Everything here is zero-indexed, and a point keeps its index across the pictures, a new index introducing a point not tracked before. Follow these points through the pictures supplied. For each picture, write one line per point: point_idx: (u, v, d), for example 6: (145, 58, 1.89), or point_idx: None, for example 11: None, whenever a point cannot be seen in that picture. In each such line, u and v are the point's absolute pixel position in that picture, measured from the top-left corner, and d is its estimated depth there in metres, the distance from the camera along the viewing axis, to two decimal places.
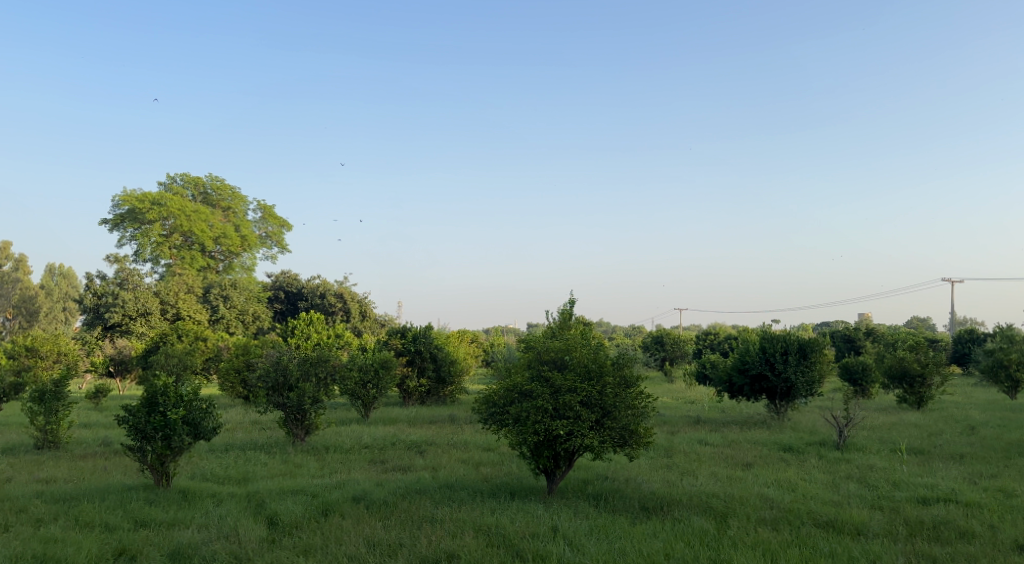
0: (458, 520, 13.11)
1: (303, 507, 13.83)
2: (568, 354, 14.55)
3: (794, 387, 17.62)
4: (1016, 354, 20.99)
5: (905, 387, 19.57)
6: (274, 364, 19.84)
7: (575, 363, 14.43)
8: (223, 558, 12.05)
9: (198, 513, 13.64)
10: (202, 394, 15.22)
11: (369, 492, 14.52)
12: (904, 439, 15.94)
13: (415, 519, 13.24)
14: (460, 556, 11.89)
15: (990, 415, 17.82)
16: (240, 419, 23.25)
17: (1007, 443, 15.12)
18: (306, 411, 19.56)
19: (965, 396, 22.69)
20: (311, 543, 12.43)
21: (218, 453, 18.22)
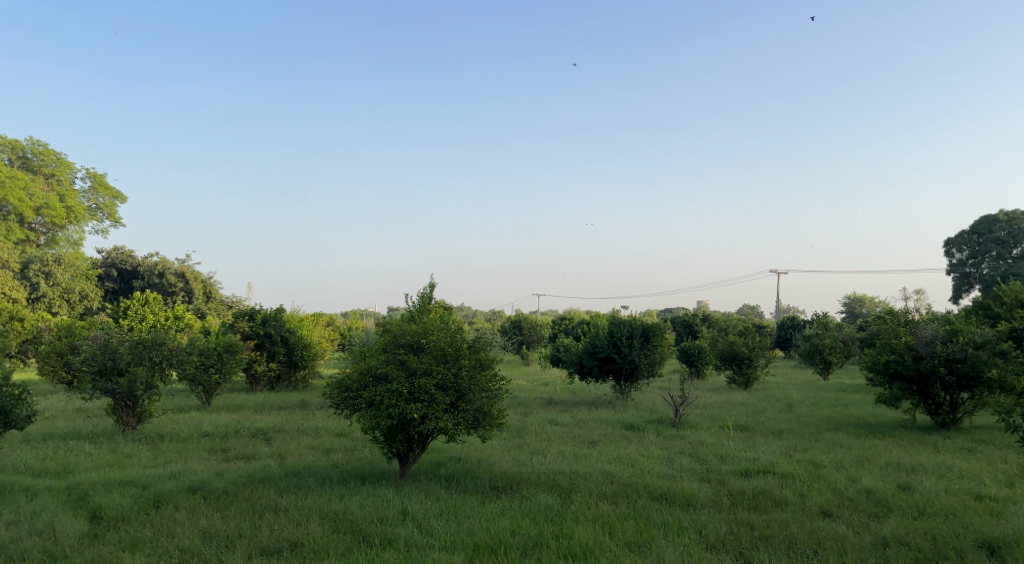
0: (304, 508, 13.31)
1: (132, 499, 13.57)
2: (424, 338, 14.99)
3: (638, 368, 18.86)
4: (829, 339, 23.23)
5: (735, 368, 21.29)
6: (101, 347, 18.87)
7: (432, 347, 14.88)
8: (36, 557, 11.82)
9: (8, 510, 13.13)
10: (12, 381, 14.46)
11: (207, 482, 14.42)
12: (731, 417, 17.44)
13: (256, 508, 13.32)
14: (304, 544, 12.14)
15: (806, 394, 19.71)
16: (61, 407, 22.19)
17: (818, 420, 16.85)
18: (137, 397, 19.01)
19: (786, 377, 24.83)
20: (139, 537, 12.33)
21: (34, 444, 17.38)
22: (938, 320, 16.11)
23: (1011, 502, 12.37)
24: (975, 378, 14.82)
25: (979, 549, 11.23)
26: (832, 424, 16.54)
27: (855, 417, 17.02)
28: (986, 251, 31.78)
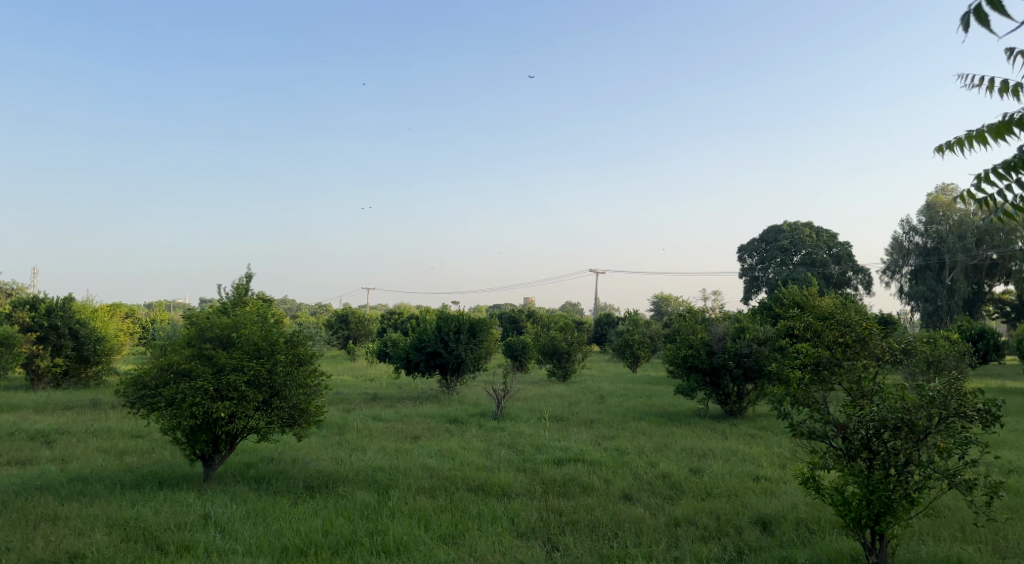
0: (90, 516, 12.48)
1: None
2: (235, 332, 14.37)
3: (463, 363, 19.22)
4: (639, 334, 24.72)
5: (554, 362, 22.20)
6: None
7: (243, 341, 14.29)
8: None
9: None
10: None
11: None
12: (548, 408, 18.24)
13: (32, 519, 12.36)
14: (86, 555, 11.33)
15: (618, 386, 20.96)
16: None
17: (626, 410, 17.98)
18: None
19: (600, 370, 26.20)
20: None
21: None
22: (730, 319, 17.58)
23: (783, 482, 13.43)
24: (758, 369, 16.28)
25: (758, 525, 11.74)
26: (638, 413, 17.70)
27: (659, 407, 18.32)
28: (773, 257, 35.04)
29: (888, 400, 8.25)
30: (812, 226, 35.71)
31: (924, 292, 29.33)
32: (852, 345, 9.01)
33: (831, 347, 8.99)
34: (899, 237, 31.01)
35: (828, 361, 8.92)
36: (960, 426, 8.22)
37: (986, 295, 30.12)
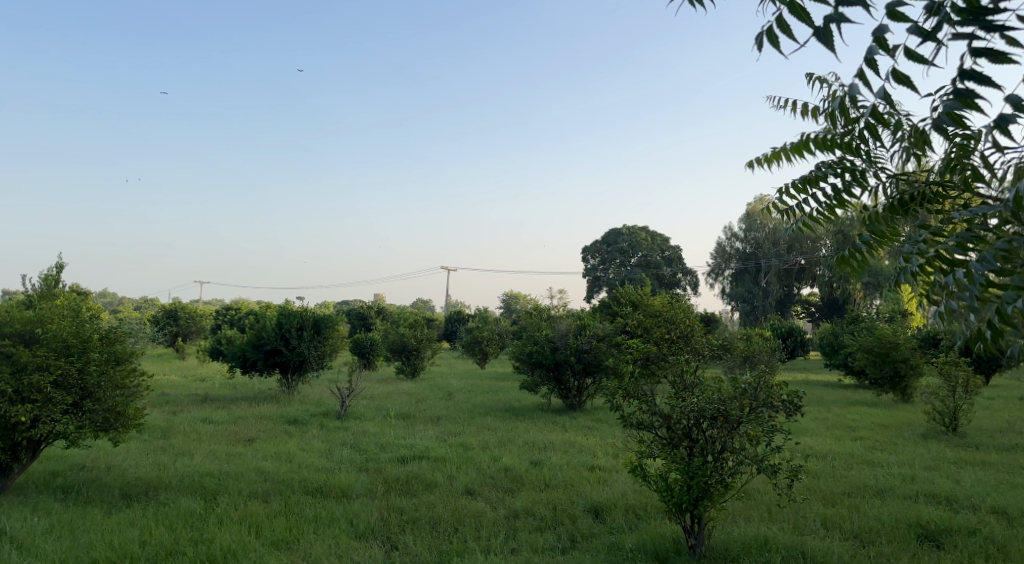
0: None
1: None
2: (40, 327, 9.90)
3: (306, 361, 18.81)
4: (487, 332, 25.02)
5: (402, 359, 22.08)
6: None
7: (51, 336, 9.80)
8: None
9: None
10: None
11: None
12: (394, 406, 18.10)
13: None
14: None
15: (465, 383, 21.12)
16: None
17: (471, 406, 18.10)
18: None
19: (447, 366, 26.31)
20: None
21: None
22: (572, 317, 18.10)
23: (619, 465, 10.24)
24: (597, 366, 16.30)
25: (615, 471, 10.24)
26: (483, 409, 17.88)
27: (503, 402, 18.59)
28: (612, 259, 36.27)
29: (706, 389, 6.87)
30: (648, 228, 37.29)
31: (743, 292, 31.10)
32: (678, 340, 9.28)
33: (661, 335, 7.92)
34: (722, 242, 32.82)
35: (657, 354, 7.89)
36: (768, 416, 6.86)
37: (795, 296, 31.92)
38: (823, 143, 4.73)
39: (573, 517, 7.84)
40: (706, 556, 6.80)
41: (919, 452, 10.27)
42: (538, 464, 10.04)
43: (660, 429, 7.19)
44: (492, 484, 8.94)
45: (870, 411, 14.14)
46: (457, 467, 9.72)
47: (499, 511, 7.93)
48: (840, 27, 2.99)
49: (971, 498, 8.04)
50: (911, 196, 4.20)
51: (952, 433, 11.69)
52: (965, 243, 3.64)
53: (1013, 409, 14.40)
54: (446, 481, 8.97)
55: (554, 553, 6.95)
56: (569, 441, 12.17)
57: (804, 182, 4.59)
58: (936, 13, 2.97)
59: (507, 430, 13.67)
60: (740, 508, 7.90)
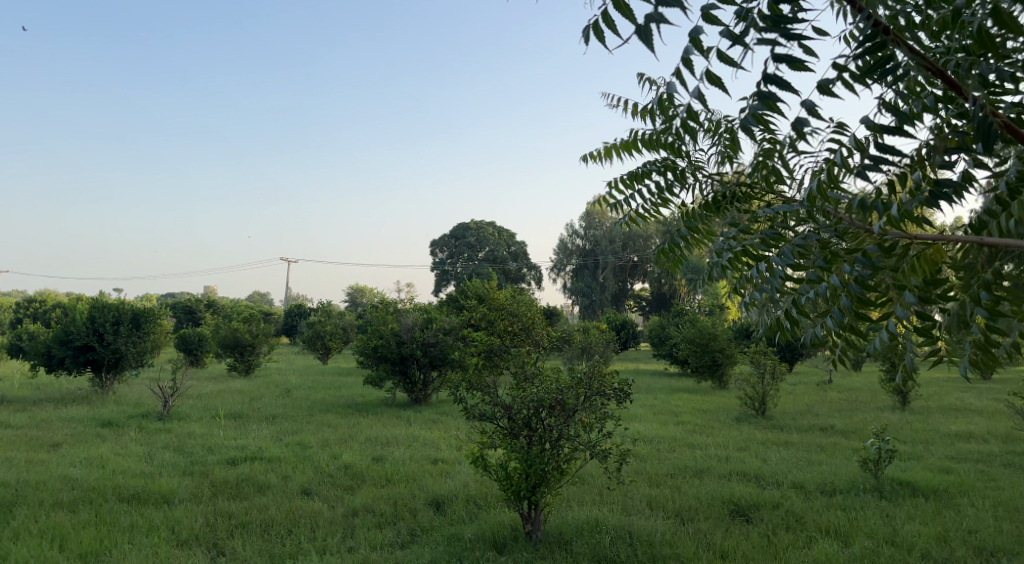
0: None
1: None
2: None
3: (123, 358, 17.03)
4: (330, 326, 24.43)
5: (235, 355, 21.13)
6: None
7: None
8: None
9: None
10: None
11: None
12: (226, 402, 17.28)
13: None
14: None
15: (304, 379, 20.49)
16: None
17: (309, 399, 17.58)
18: None
19: (286, 362, 25.43)
20: None
21: None
22: (419, 311, 17.83)
23: (459, 462, 9.84)
24: (443, 359, 16.27)
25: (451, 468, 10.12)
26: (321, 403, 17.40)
27: (343, 396, 18.15)
28: (460, 253, 36.41)
29: (546, 379, 6.94)
30: (494, 224, 37.74)
31: (582, 287, 31.98)
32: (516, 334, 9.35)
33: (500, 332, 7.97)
34: (563, 238, 33.46)
35: (499, 348, 7.90)
36: (601, 403, 7.03)
37: (628, 292, 33.58)
38: (649, 142, 4.80)
39: (414, 512, 7.74)
40: (541, 540, 6.86)
41: (735, 435, 10.89)
42: (380, 460, 9.87)
43: (501, 419, 7.18)
44: (330, 483, 8.68)
45: (694, 398, 14.86)
46: (293, 467, 9.37)
47: (336, 510, 7.71)
48: (659, 25, 3.01)
49: (776, 475, 8.58)
50: (722, 196, 4.29)
51: (760, 416, 12.47)
52: (765, 239, 3.53)
53: (816, 393, 15.56)
54: (280, 482, 8.63)
55: (393, 548, 6.81)
56: (410, 434, 12.09)
57: (630, 180, 4.67)
58: (745, 18, 3.02)
59: (345, 427, 13.39)
60: (575, 492, 8.10)
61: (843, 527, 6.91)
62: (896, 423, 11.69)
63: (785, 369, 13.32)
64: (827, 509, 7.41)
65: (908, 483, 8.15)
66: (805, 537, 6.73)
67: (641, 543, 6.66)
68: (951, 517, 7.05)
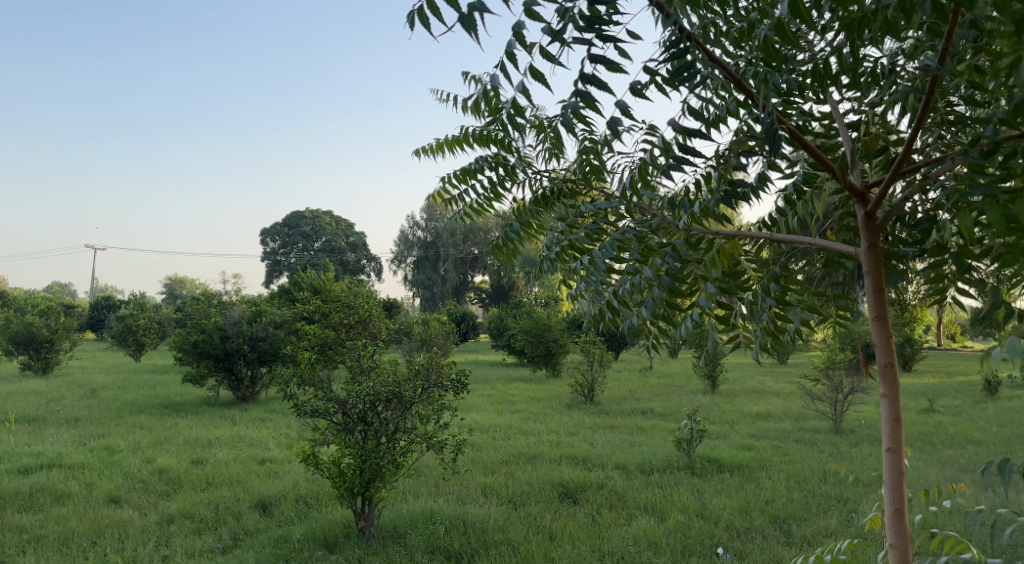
0: None
1: None
2: None
3: None
4: (144, 321, 22.98)
5: (32, 353, 19.42)
6: None
7: None
8: None
9: None
10: None
11: None
12: (22, 401, 15.84)
13: None
14: None
15: (112, 378, 19.14)
16: None
17: (120, 397, 16.45)
18: None
19: (93, 359, 23.66)
20: None
21: None
22: (244, 303, 17.10)
23: (288, 461, 9.53)
24: (272, 354, 15.71)
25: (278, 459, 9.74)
26: (133, 400, 16.33)
27: (159, 393, 17.12)
28: (293, 243, 35.39)
29: (383, 373, 6.85)
30: (328, 213, 36.90)
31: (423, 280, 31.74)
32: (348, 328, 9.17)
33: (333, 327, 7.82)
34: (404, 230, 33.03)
35: (332, 341, 7.74)
36: (438, 395, 7.10)
37: (469, 284, 33.71)
38: (483, 138, 4.79)
39: (238, 515, 7.42)
40: (374, 536, 6.77)
41: (566, 421, 11.23)
42: (200, 462, 9.39)
43: (334, 414, 6.99)
44: (143, 489, 8.17)
45: (527, 387, 15.16)
46: (100, 474, 8.72)
47: (149, 517, 7.27)
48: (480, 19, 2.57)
49: (601, 457, 8.91)
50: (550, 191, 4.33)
51: (589, 402, 12.90)
52: (585, 233, 3.57)
53: (640, 379, 16.33)
54: (83, 492, 8.02)
55: (214, 555, 6.50)
56: (233, 435, 11.57)
57: (464, 174, 4.65)
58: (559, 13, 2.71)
59: (161, 428, 12.64)
60: (411, 485, 8.07)
61: (659, 504, 7.26)
62: (709, 405, 12.45)
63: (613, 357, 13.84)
64: (645, 488, 7.78)
65: (715, 460, 8.70)
66: (626, 515, 7.03)
67: (474, 531, 6.72)
68: (752, 490, 7.60)
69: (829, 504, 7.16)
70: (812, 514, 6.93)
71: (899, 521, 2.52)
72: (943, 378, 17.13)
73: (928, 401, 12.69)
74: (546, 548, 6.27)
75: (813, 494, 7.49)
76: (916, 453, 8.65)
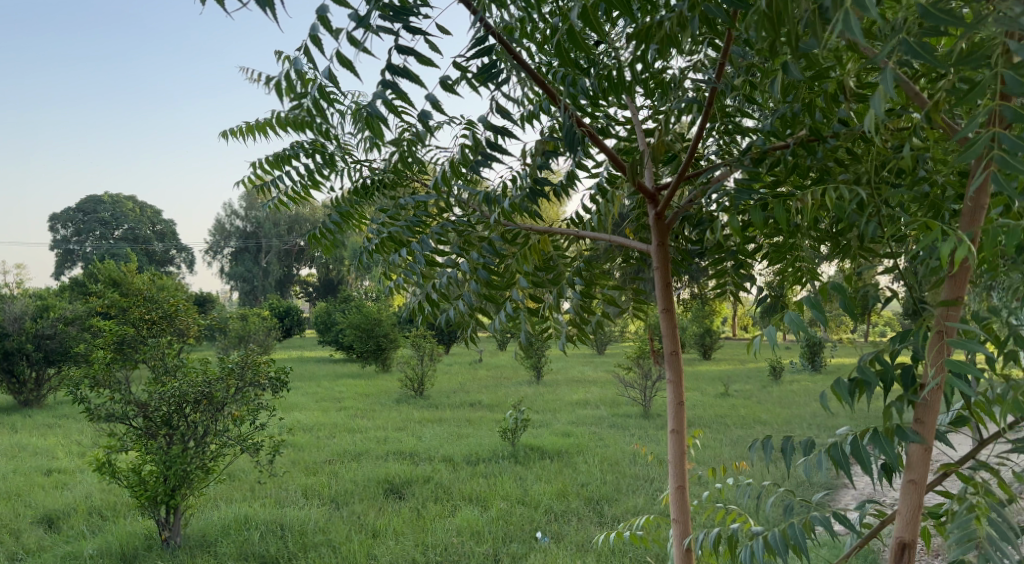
0: None
1: None
2: None
3: None
4: None
5: None
6: None
7: None
8: None
9: None
10: None
11: None
12: None
13: None
14: None
15: None
16: None
17: None
18: None
19: None
20: None
21: None
22: (31, 298, 15.62)
23: (82, 470, 8.82)
24: (63, 353, 14.46)
25: (74, 465, 9.01)
26: None
27: None
28: (92, 231, 32.77)
29: (191, 373, 6.42)
30: (133, 200, 34.49)
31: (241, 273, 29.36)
32: None
33: (134, 324, 7.23)
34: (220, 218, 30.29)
35: (133, 339, 6.90)
36: (254, 394, 6.81)
37: (293, 276, 31.99)
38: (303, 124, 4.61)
39: (20, 532, 6.78)
40: (179, 546, 6.39)
41: (393, 416, 11.16)
42: None
43: (134, 417, 6.49)
44: None
45: (353, 382, 14.93)
46: None
47: None
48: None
49: (428, 451, 8.93)
50: None
51: (418, 396, 12.89)
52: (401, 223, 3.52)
53: (467, 372, 16.52)
54: None
55: None
56: (17, 443, 10.56)
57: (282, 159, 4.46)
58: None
59: None
60: (223, 491, 7.71)
61: (482, 493, 7.38)
62: (532, 395, 12.77)
63: (441, 350, 13.86)
64: (470, 478, 7.88)
65: (538, 448, 8.96)
66: (450, 506, 7.08)
67: (293, 533, 6.53)
68: (570, 474, 7.89)
69: (637, 484, 7.57)
70: (622, 494, 7.29)
71: (681, 497, 2.68)
72: (739, 366, 18.54)
73: (725, 386, 13.70)
74: (368, 545, 6.21)
75: (624, 475, 7.88)
76: (717, 433, 9.32)
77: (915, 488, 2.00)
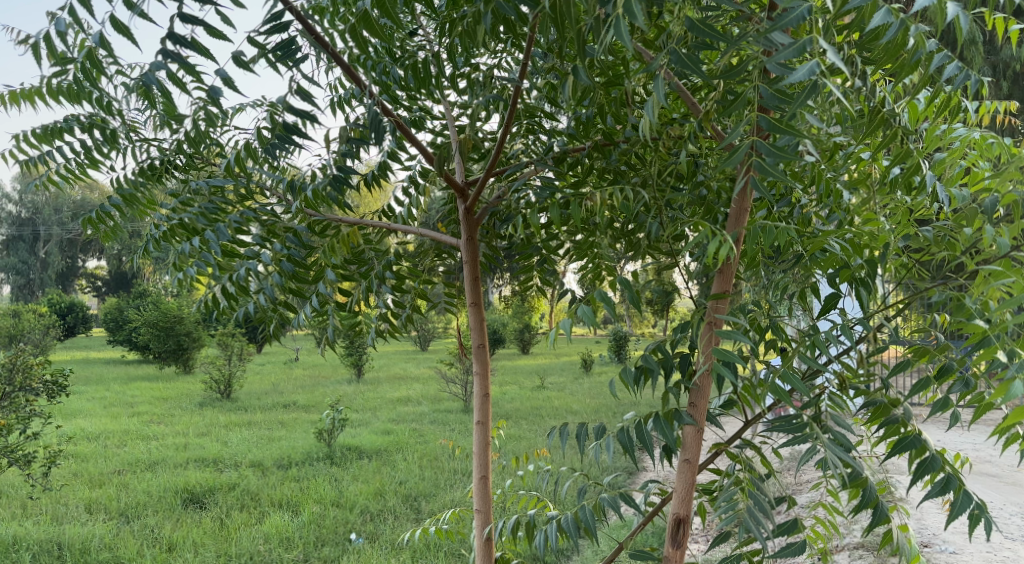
0: None
1: None
2: None
3: None
4: None
5: None
6: None
7: None
8: None
9: None
10: None
11: None
12: None
13: None
14: None
15: None
16: None
17: None
18: None
19: None
20: None
21: None
22: None
23: None
24: None
25: None
26: None
27: None
28: None
29: None
30: None
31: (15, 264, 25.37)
32: None
33: None
34: None
35: None
36: (25, 401, 6.09)
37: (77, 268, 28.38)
38: None
39: None
40: None
41: (194, 421, 10.55)
42: None
43: None
44: None
45: (150, 385, 13.97)
46: None
47: None
48: None
49: (234, 456, 8.53)
50: None
51: (225, 399, 12.26)
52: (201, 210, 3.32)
53: (280, 372, 15.94)
54: None
55: None
56: None
57: None
58: None
59: None
60: None
61: (294, 497, 7.16)
62: (349, 394, 12.53)
63: (252, 349, 13.25)
64: (280, 483, 7.61)
65: (355, 448, 8.81)
66: (257, 513, 6.80)
67: (72, 552, 6.05)
68: (387, 473, 7.82)
69: (454, 478, 7.64)
70: (439, 490, 7.31)
71: (484, 485, 2.74)
72: (554, 359, 19.13)
73: (541, 378, 14.07)
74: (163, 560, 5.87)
75: (441, 470, 7.93)
76: (532, 425, 9.58)
77: (689, 467, 2.15)
